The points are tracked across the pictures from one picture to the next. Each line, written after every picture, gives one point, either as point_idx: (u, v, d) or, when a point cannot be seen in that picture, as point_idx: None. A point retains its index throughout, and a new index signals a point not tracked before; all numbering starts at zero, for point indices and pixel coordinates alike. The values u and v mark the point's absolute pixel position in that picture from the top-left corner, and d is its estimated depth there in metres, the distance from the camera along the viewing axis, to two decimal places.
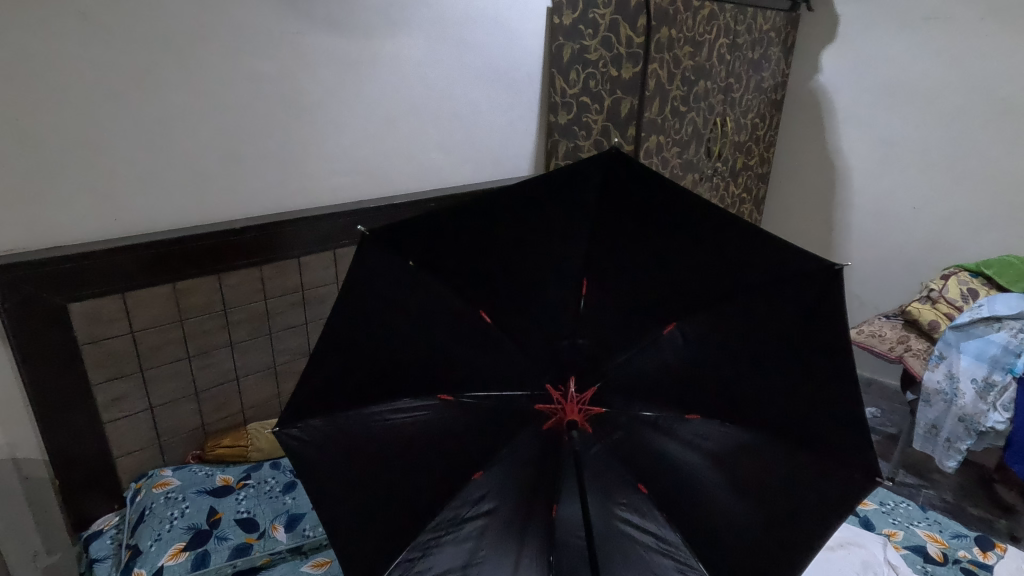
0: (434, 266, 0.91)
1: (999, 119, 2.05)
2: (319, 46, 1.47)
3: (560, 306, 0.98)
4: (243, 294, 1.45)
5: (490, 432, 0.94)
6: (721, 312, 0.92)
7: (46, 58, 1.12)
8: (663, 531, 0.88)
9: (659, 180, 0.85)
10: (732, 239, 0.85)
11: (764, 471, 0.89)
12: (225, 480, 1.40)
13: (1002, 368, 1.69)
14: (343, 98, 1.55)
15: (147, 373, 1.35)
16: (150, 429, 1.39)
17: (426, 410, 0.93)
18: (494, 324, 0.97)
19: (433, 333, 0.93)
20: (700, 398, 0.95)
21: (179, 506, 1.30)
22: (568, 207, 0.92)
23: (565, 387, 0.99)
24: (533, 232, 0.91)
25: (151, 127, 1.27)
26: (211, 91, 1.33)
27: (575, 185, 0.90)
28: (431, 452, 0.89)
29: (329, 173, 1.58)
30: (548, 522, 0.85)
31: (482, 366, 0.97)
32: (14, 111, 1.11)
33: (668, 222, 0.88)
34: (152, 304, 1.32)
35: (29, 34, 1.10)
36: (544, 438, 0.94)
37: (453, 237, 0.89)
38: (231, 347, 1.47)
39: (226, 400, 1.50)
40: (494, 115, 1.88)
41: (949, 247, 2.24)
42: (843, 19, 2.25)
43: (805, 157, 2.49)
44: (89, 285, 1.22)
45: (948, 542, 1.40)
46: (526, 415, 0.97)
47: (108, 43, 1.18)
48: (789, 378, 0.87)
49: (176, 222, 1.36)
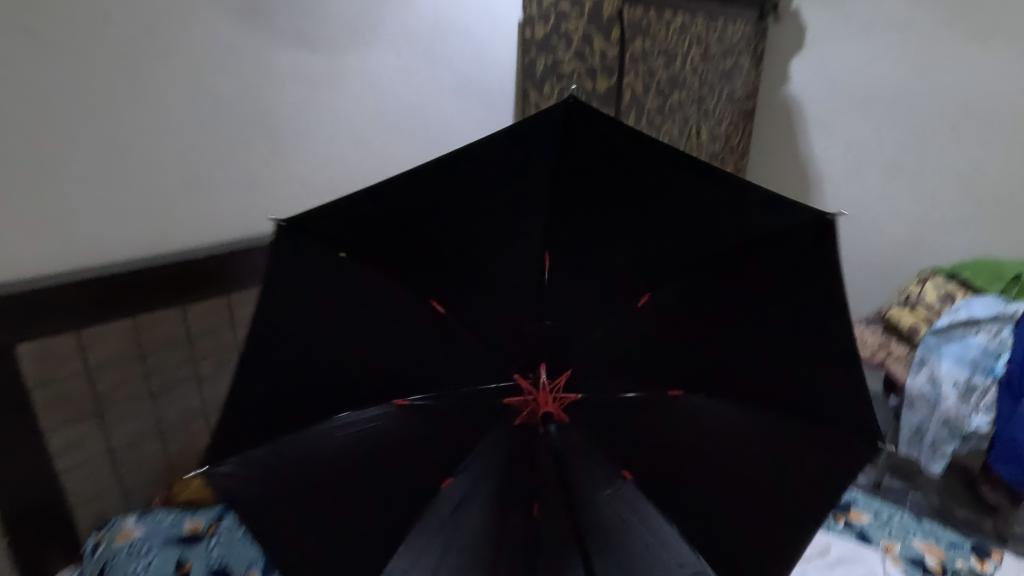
0: (371, 257, 0.85)
1: (964, 123, 2.09)
2: (281, 62, 1.42)
3: (529, 294, 0.89)
4: (209, 323, 1.38)
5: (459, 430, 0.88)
6: (703, 281, 0.87)
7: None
8: (652, 520, 0.86)
9: (618, 129, 0.76)
10: (699, 194, 0.80)
11: (752, 451, 0.88)
12: (193, 526, 1.30)
13: (982, 370, 1.71)
14: (314, 115, 1.50)
15: (103, 416, 1.26)
16: (110, 473, 1.30)
17: (382, 416, 0.87)
18: (450, 313, 0.89)
19: (390, 340, 0.88)
20: (681, 370, 0.91)
21: (144, 559, 1.20)
22: (519, 175, 0.80)
23: (535, 374, 0.91)
24: (485, 214, 0.82)
25: (104, 160, 1.20)
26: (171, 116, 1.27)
27: (524, 148, 0.79)
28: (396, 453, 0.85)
29: (299, 196, 1.52)
30: (528, 525, 0.82)
31: (434, 363, 0.90)
32: None
33: (634, 182, 0.80)
34: (111, 338, 1.24)
35: None
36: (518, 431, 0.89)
37: (388, 210, 0.80)
38: (196, 380, 1.39)
39: (194, 437, 1.42)
40: (466, 129, 1.84)
41: (922, 250, 2.27)
42: (810, 28, 2.29)
43: (777, 165, 2.48)
44: (41, 323, 1.14)
45: (946, 552, 1.39)
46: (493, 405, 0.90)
47: (43, 56, 1.10)
48: (767, 347, 0.86)
49: (136, 251, 1.28)
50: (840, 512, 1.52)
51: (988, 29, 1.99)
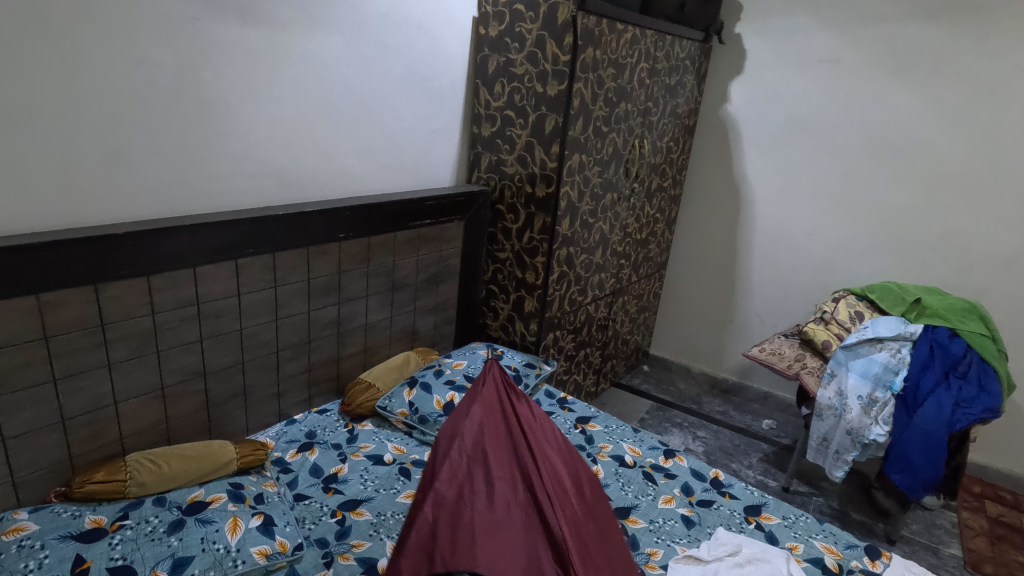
0: None
1: (878, 159, 2.13)
2: (222, 39, 1.23)
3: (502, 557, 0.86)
4: (83, 402, 1.16)
5: (462, 536, 0.80)
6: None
7: (97, 82, 1.08)
8: None
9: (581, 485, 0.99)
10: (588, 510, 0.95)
11: None
12: (401, 412, 1.57)
13: (883, 386, 1.78)
14: (247, 92, 1.31)
15: (19, 478, 1.10)
16: (59, 449, 1.14)
17: None
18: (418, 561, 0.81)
19: None
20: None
21: (36, 555, 0.99)
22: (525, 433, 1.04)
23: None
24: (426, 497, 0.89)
25: (30, 120, 1.02)
26: (77, 65, 1.05)
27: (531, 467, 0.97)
28: (413, 539, 0.82)
29: (228, 178, 1.32)
30: None
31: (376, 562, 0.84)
32: (14, 113, 1.00)
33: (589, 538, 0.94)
34: (25, 407, 1.08)
35: (102, 75, 1.08)
36: (457, 526, 0.81)
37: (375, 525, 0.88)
38: (15, 483, 1.10)
39: (102, 429, 1.20)
40: (414, 121, 1.71)
41: (839, 272, 2.29)
42: (749, 53, 2.29)
43: (713, 180, 2.48)
44: (6, 385, 1.04)
45: (843, 553, 1.34)
46: (455, 497, 0.85)
47: (75, 100, 1.06)
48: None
49: (82, 221, 1.12)
50: (688, 504, 1.47)
51: (906, 72, 2.03)
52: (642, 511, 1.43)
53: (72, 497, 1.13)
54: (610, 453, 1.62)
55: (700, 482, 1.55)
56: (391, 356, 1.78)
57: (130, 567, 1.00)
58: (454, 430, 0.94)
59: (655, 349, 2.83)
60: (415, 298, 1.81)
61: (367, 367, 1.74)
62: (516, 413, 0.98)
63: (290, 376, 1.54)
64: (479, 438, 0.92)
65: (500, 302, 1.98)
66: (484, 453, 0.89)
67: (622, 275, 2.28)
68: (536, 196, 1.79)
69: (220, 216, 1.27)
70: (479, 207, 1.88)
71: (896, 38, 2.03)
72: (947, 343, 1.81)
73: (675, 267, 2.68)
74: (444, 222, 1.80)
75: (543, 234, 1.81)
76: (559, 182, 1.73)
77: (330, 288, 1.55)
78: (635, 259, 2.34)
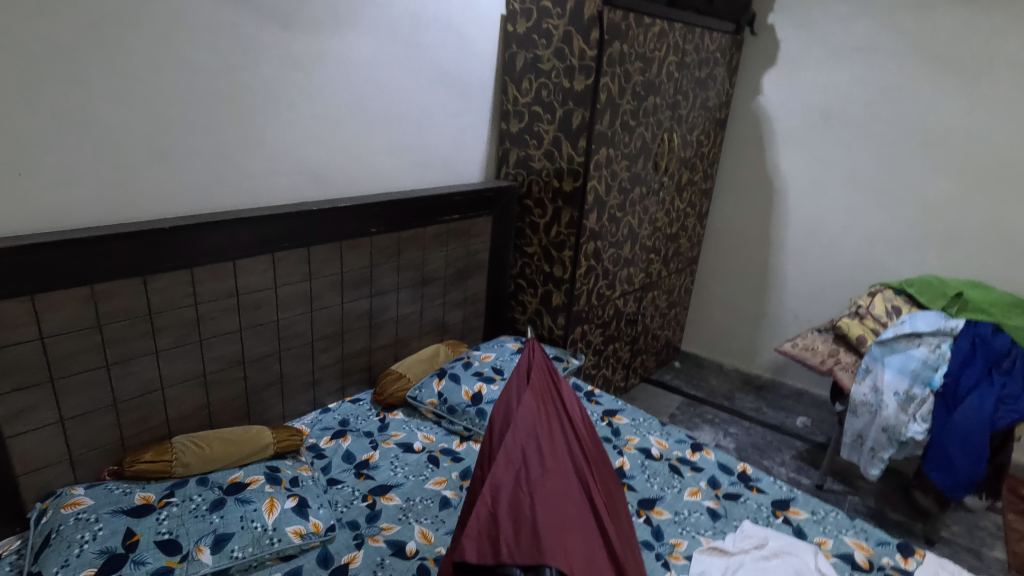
0: None
1: (918, 150, 2.07)
2: (260, 42, 1.29)
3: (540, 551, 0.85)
4: (133, 386, 1.23)
5: (525, 529, 0.79)
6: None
7: (147, 85, 1.15)
8: None
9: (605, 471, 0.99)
10: (613, 498, 0.96)
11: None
12: (431, 402, 1.62)
13: (922, 382, 1.74)
14: (281, 93, 1.36)
15: (75, 457, 1.18)
16: (112, 429, 1.22)
17: None
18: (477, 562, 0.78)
19: None
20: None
21: (91, 527, 1.05)
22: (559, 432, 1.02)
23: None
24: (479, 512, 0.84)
25: (85, 122, 1.09)
26: (127, 70, 1.12)
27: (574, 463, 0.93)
28: (473, 524, 0.81)
29: (265, 175, 1.38)
30: None
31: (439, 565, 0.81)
32: (69, 108, 1.07)
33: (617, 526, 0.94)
34: (83, 390, 1.16)
35: (150, 79, 1.15)
36: (518, 514, 0.80)
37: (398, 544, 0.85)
38: (70, 461, 1.18)
39: (149, 413, 1.27)
40: (444, 119, 1.75)
41: (877, 266, 2.23)
42: (783, 44, 2.25)
43: (746, 173, 2.45)
44: (63, 369, 1.12)
45: (873, 549, 1.32)
46: (514, 485, 0.83)
47: (125, 100, 1.13)
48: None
49: (132, 216, 1.20)
50: (714, 496, 1.47)
51: (947, 60, 1.97)
52: (668, 503, 1.44)
53: (122, 475, 1.21)
54: (637, 446, 1.63)
55: (727, 475, 1.54)
56: (421, 348, 1.83)
57: (175, 541, 1.07)
58: (507, 413, 0.95)
59: (688, 346, 2.81)
60: (444, 292, 1.85)
61: (398, 358, 1.78)
62: (561, 405, 0.96)
63: (324, 366, 1.60)
64: (533, 429, 0.89)
65: (528, 296, 2.01)
66: (540, 444, 0.87)
67: (652, 269, 2.28)
68: (564, 190, 1.81)
69: (257, 212, 1.33)
70: (507, 201, 1.91)
71: (935, 26, 1.97)
72: (991, 338, 1.75)
73: (707, 264, 2.66)
74: (473, 218, 1.84)
75: (570, 228, 1.83)
76: (586, 176, 1.75)
77: (363, 281, 1.60)
78: (665, 253, 2.33)
